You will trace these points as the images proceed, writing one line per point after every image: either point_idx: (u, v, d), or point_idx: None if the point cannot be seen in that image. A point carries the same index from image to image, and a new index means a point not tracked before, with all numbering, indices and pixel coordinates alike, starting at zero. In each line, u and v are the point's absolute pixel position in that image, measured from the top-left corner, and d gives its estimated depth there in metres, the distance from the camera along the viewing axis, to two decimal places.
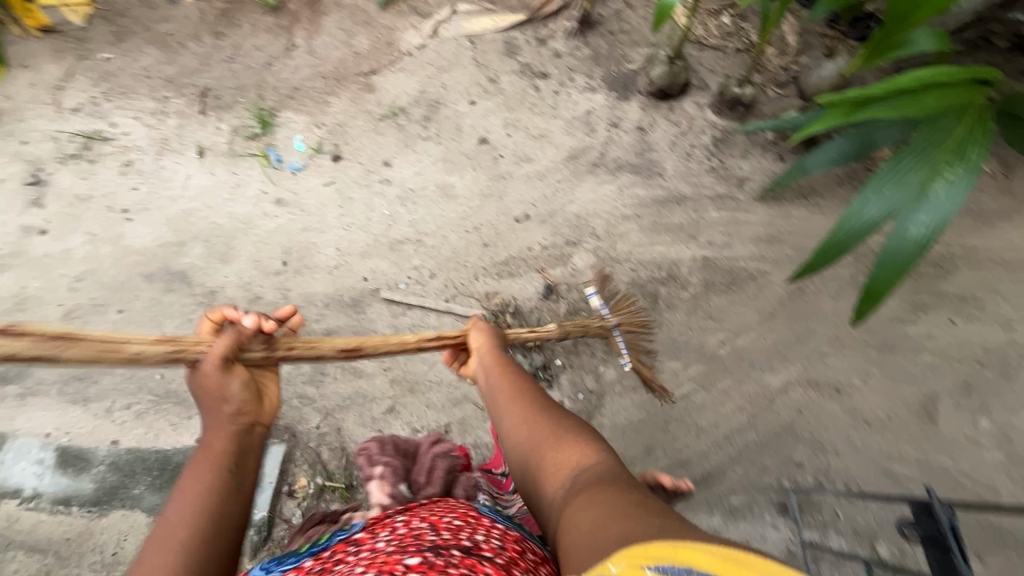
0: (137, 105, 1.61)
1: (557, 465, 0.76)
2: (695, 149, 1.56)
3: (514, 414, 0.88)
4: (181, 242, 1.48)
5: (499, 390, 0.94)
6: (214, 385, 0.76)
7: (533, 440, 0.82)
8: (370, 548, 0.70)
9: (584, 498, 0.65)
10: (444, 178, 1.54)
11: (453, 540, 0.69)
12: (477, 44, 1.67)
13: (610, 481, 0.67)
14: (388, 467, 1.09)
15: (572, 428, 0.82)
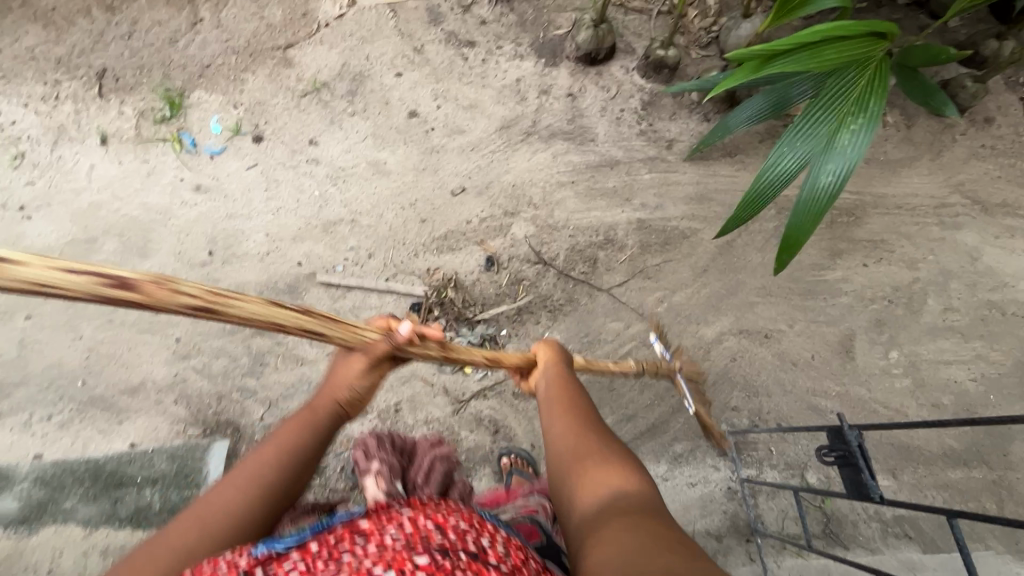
0: (25, 92, 1.47)
1: (591, 483, 0.62)
2: (625, 113, 1.57)
3: (559, 421, 0.75)
4: (92, 238, 1.38)
5: (551, 396, 0.82)
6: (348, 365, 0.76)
7: (570, 451, 0.69)
8: (378, 541, 0.55)
9: (620, 534, 0.51)
10: (375, 154, 1.49)
11: (461, 541, 0.56)
12: (399, 12, 1.61)
13: (652, 521, 0.53)
14: (386, 464, 1.03)
15: (619, 449, 0.68)
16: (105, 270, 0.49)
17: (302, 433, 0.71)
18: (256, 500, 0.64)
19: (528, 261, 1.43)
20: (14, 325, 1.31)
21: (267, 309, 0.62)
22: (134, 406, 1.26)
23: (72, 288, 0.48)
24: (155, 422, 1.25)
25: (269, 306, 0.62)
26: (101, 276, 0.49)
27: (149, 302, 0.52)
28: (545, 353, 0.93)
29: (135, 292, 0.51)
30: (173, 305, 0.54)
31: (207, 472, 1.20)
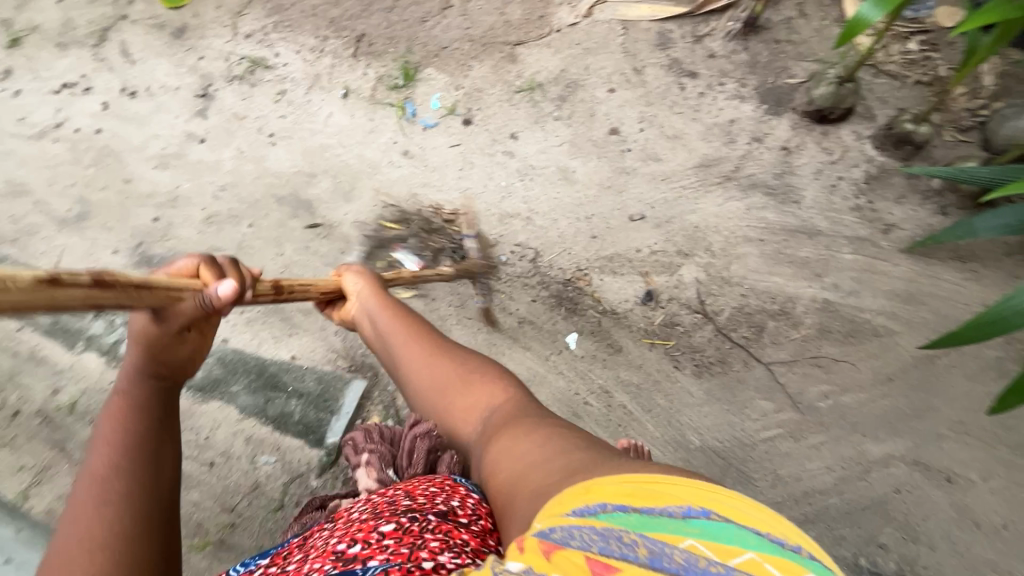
0: (299, 41, 1.74)
1: (468, 406, 0.85)
2: (842, 182, 1.41)
3: (415, 357, 0.92)
4: (313, 174, 1.59)
5: (390, 334, 0.97)
6: (157, 338, 0.71)
7: (438, 383, 0.89)
8: (345, 520, 0.75)
9: (501, 439, 0.74)
10: (567, 161, 1.51)
11: (428, 505, 0.73)
12: (630, 31, 1.61)
13: (515, 419, 0.77)
14: (374, 455, 1.12)
15: (471, 365, 0.90)
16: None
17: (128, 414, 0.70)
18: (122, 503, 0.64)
19: (687, 308, 1.36)
20: (239, 229, 1.55)
21: (54, 291, 0.49)
22: (303, 325, 1.43)
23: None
24: (315, 345, 1.41)
25: (49, 287, 0.49)
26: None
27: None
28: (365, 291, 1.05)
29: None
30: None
31: (341, 404, 1.33)
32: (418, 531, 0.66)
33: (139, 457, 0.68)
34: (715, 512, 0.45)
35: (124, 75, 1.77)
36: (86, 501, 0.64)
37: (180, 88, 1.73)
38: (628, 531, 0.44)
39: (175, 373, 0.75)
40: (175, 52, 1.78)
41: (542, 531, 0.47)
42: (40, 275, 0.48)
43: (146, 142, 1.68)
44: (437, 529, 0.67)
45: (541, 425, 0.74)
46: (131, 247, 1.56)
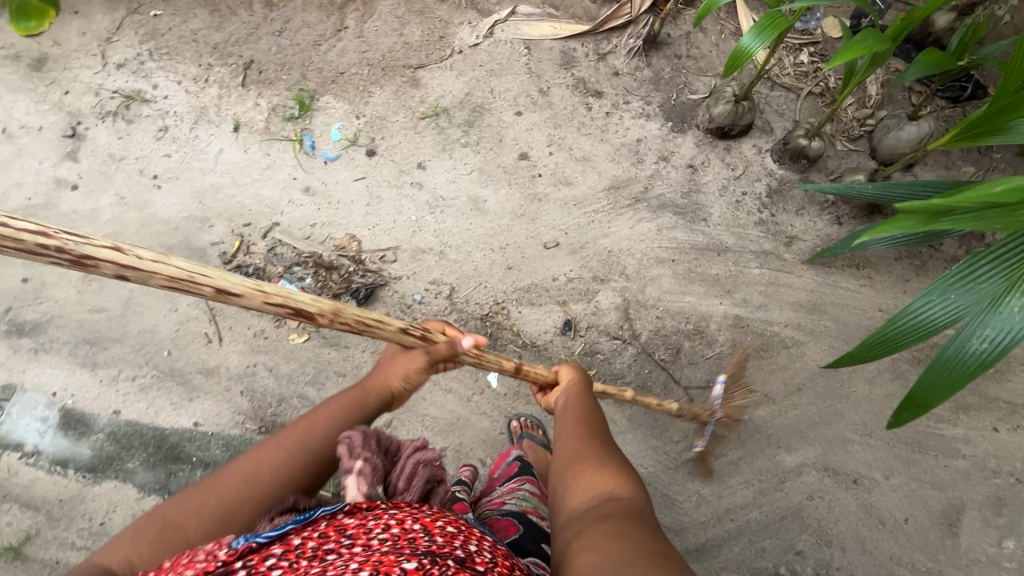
0: (181, 70, 1.59)
1: (582, 479, 0.68)
2: (746, 198, 1.44)
3: (570, 436, 0.79)
4: (205, 218, 1.46)
5: (565, 413, 0.87)
6: (407, 361, 0.84)
7: (573, 459, 0.73)
8: (363, 542, 0.55)
9: (599, 526, 0.57)
10: (478, 190, 1.47)
11: (449, 547, 0.55)
12: (533, 49, 1.57)
13: (633, 523, 0.56)
14: (371, 467, 0.71)
15: (620, 462, 0.71)
16: (293, 302, 0.66)
17: (349, 412, 0.78)
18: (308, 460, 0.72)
19: (607, 334, 1.36)
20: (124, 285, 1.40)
21: (397, 332, 0.80)
22: (204, 386, 1.32)
23: (268, 311, 0.66)
24: (219, 407, 1.30)
25: (398, 331, 0.80)
26: (287, 305, 0.66)
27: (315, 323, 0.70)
28: (571, 379, 0.98)
29: (310, 319, 0.69)
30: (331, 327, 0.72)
31: None
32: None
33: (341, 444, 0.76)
34: None
35: None
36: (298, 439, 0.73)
37: (44, 128, 1.55)
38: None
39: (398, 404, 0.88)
40: (36, 86, 1.59)
41: None
42: (398, 322, 0.79)
43: (8, 191, 1.49)
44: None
45: (656, 555, 0.51)
46: None
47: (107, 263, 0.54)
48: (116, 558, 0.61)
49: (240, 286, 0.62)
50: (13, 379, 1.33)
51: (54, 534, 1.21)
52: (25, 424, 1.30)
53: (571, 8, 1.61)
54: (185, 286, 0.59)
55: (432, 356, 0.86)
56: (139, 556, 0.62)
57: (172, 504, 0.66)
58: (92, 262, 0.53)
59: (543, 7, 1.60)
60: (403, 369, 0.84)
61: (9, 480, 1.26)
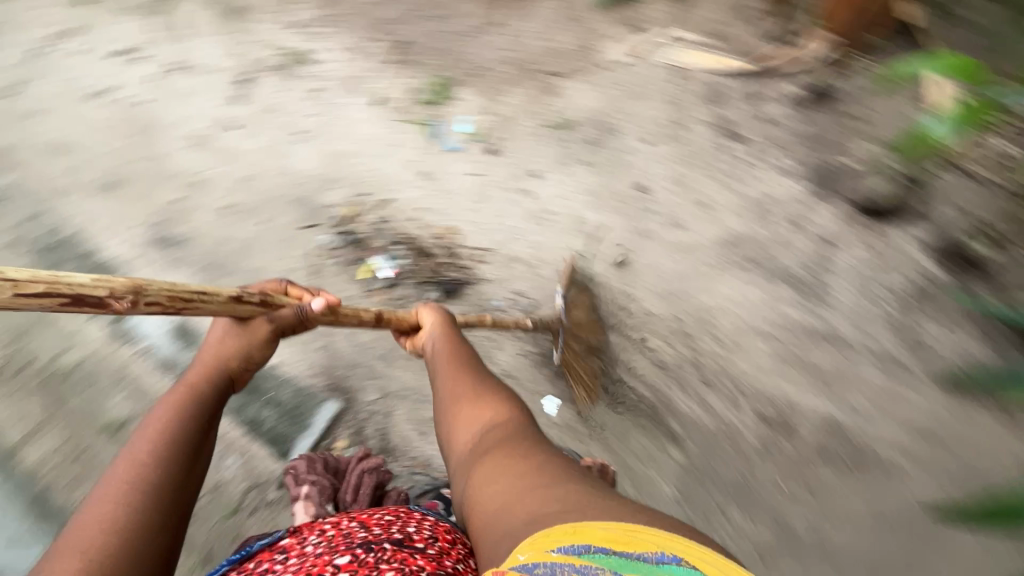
0: (344, 39, 1.71)
1: (470, 423, 0.76)
2: (881, 289, 1.26)
3: (444, 377, 0.87)
4: (330, 180, 1.58)
5: (434, 355, 0.93)
6: (249, 336, 0.82)
7: (452, 396, 0.82)
8: (297, 554, 0.71)
9: (491, 461, 0.65)
10: (584, 212, 1.43)
11: (384, 535, 0.71)
12: (682, 78, 1.48)
13: (515, 438, 0.68)
14: (315, 487, 1.12)
15: (491, 389, 0.82)
16: (78, 290, 0.57)
17: (182, 404, 0.74)
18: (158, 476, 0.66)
19: (678, 395, 1.28)
20: (251, 224, 1.56)
21: (229, 304, 0.77)
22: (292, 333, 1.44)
23: (34, 305, 0.55)
24: (299, 356, 1.41)
25: (231, 303, 0.77)
26: (72, 296, 0.57)
27: (115, 310, 0.63)
28: (434, 323, 1.03)
29: (95, 302, 0.60)
30: (137, 310, 0.65)
31: (312, 422, 1.37)
32: (372, 563, 0.63)
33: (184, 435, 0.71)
34: (685, 559, 0.44)
35: (176, 49, 1.80)
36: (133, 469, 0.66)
37: (224, 70, 1.74)
38: (605, 570, 0.42)
39: (240, 380, 0.84)
40: (226, 32, 1.79)
41: (522, 567, 0.44)
42: (226, 293, 0.76)
43: (184, 120, 1.71)
44: (391, 559, 0.65)
45: (535, 451, 0.65)
46: (151, 224, 1.60)
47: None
48: None
49: None
50: None
51: None
52: (150, 323, 1.49)
53: (735, 41, 1.50)
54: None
55: (278, 325, 0.84)
56: None
57: None
58: None
59: (705, 35, 1.51)
60: (236, 349, 0.82)
61: (127, 366, 1.46)
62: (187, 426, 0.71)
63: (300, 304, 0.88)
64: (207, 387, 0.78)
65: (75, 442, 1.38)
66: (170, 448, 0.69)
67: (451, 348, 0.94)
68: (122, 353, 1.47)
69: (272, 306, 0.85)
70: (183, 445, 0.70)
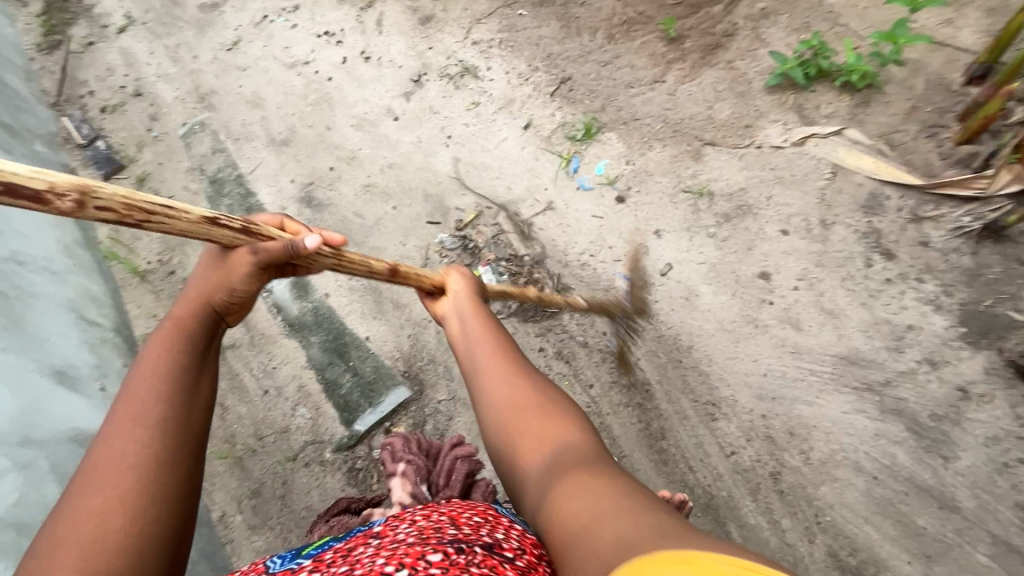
0: (513, 64, 1.82)
1: (535, 440, 0.67)
2: (1018, 465, 1.10)
3: (492, 370, 0.77)
4: (463, 186, 1.68)
5: (474, 342, 0.83)
6: (229, 269, 0.71)
7: (507, 397, 0.72)
8: (387, 541, 0.63)
9: (567, 485, 0.56)
10: (697, 283, 1.39)
11: (475, 537, 0.61)
12: (839, 178, 1.41)
13: (593, 462, 0.59)
14: (411, 466, 1.11)
15: (548, 395, 0.73)
16: (2, 178, 0.47)
17: (177, 344, 0.65)
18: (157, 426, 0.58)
19: (748, 502, 1.18)
20: (384, 207, 1.70)
21: (201, 226, 0.66)
22: (388, 315, 1.53)
23: None
24: (390, 336, 1.50)
25: (203, 224, 0.66)
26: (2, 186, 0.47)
27: (57, 211, 0.52)
28: (461, 289, 0.96)
29: (42, 200, 0.50)
30: (84, 215, 0.54)
31: (380, 402, 1.42)
32: (463, 566, 0.53)
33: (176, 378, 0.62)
34: None
35: (369, 41, 2.02)
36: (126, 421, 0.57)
37: (402, 67, 1.93)
38: None
39: (230, 314, 0.74)
40: (415, 35, 1.98)
41: None
42: (199, 213, 0.65)
43: (356, 102, 1.91)
44: (483, 565, 0.54)
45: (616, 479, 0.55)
46: (303, 184, 1.79)
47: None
48: None
49: None
50: None
51: (246, 354, 1.54)
52: None
53: (909, 153, 1.40)
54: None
55: (264, 258, 0.72)
56: None
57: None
58: None
59: (877, 140, 1.42)
60: (218, 282, 0.71)
61: None
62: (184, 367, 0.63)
63: (292, 239, 0.75)
64: (202, 330, 0.69)
65: None
66: (173, 391, 0.61)
67: (494, 338, 0.83)
68: None
69: (260, 237, 0.73)
70: (186, 386, 0.62)
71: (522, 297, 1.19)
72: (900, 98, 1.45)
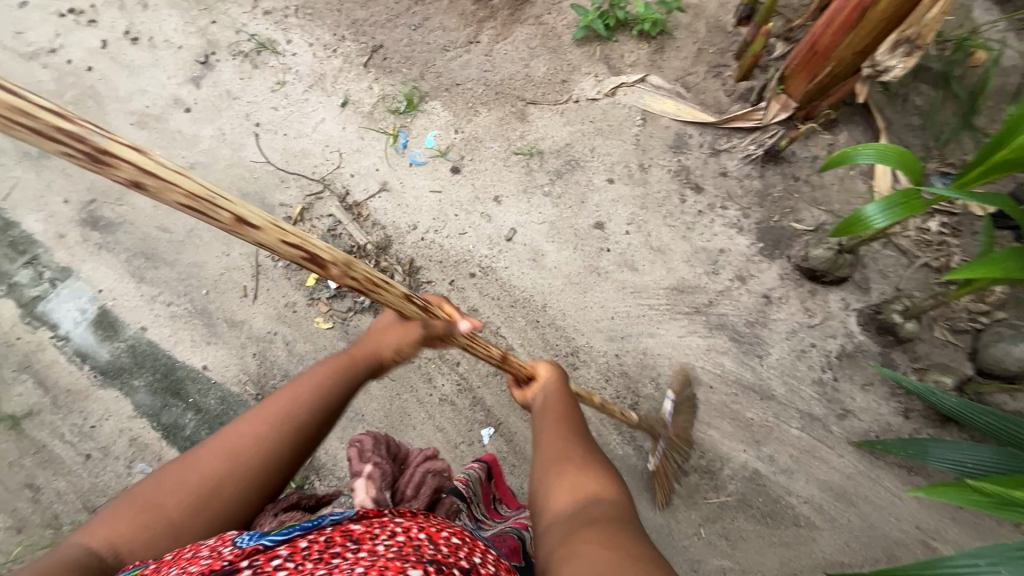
0: (316, 35, 1.65)
1: (569, 490, 0.64)
2: (813, 349, 1.33)
3: (550, 429, 0.79)
4: (285, 178, 1.51)
5: (545, 412, 0.85)
6: (405, 336, 0.77)
7: (553, 453, 0.72)
8: (369, 547, 0.55)
9: (583, 544, 0.53)
10: (542, 243, 1.43)
11: (453, 558, 0.57)
12: (649, 122, 1.51)
13: (621, 526, 0.56)
14: (379, 470, 1.00)
15: (595, 459, 0.71)
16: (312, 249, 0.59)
17: (332, 375, 0.73)
18: (287, 434, 0.69)
19: (615, 435, 1.29)
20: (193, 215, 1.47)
21: (400, 301, 0.74)
22: (224, 336, 1.37)
23: (281, 252, 0.58)
24: (231, 360, 1.35)
25: (404, 299, 0.74)
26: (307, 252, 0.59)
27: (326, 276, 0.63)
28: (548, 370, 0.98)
29: (321, 267, 0.62)
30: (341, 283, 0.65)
31: None
32: None
33: (322, 404, 0.71)
34: None
35: (133, 18, 1.69)
36: (271, 414, 0.69)
37: (183, 48, 1.65)
38: None
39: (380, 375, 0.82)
40: (191, 8, 1.69)
41: None
42: (403, 290, 0.73)
43: (133, 95, 1.60)
44: None
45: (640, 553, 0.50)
46: (82, 203, 1.48)
47: (125, 163, 0.45)
48: (98, 539, 0.61)
49: (261, 220, 0.55)
50: (68, 265, 1.42)
51: (51, 419, 1.29)
52: (66, 309, 1.38)
53: (702, 93, 1.54)
54: (200, 209, 0.50)
55: (429, 333, 0.79)
56: (122, 539, 0.61)
57: (151, 483, 0.65)
58: (113, 159, 0.44)
59: (675, 83, 1.54)
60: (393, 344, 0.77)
61: (36, 353, 1.34)
62: (336, 389, 0.73)
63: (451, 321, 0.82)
64: (349, 372, 0.75)
65: None
66: (319, 401, 0.71)
67: (565, 412, 0.85)
68: (32, 338, 1.36)
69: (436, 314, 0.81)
70: (322, 410, 0.71)
71: (591, 402, 1.09)
72: (688, 43, 1.58)
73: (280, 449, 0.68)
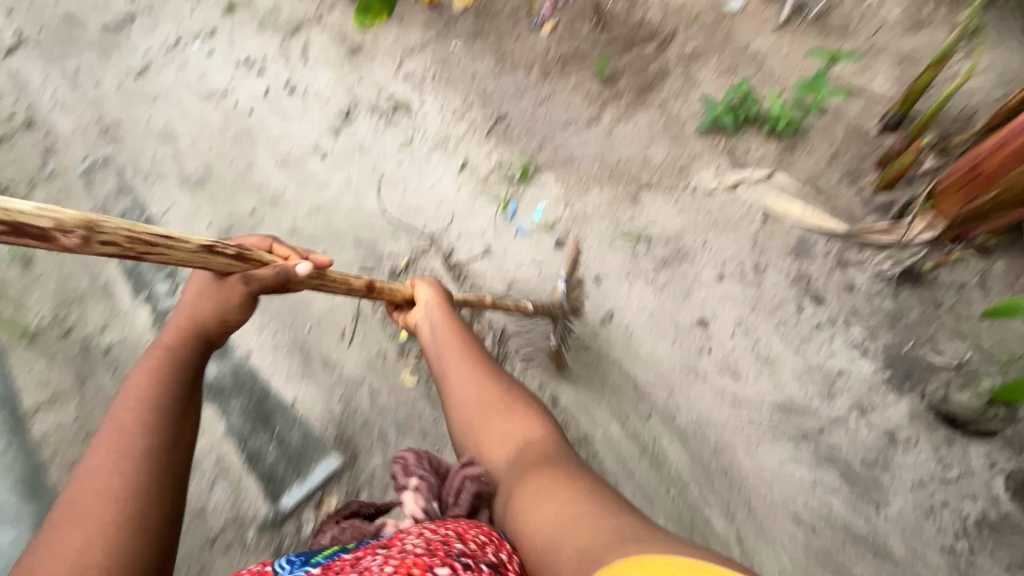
0: (447, 100, 1.76)
1: (503, 438, 0.80)
2: (944, 509, 1.14)
3: (460, 374, 0.90)
4: (398, 230, 1.59)
5: (446, 351, 0.95)
6: (226, 293, 0.75)
7: (477, 405, 0.85)
8: (396, 548, 0.59)
9: (536, 485, 0.67)
10: (638, 333, 1.37)
11: (480, 553, 0.58)
12: (769, 222, 1.44)
13: (555, 461, 0.72)
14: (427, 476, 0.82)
15: (518, 400, 0.86)
16: (9, 216, 0.46)
17: (173, 350, 0.74)
18: (155, 393, 0.69)
19: None
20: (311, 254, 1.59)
21: (198, 254, 0.65)
22: (317, 374, 1.43)
23: None
24: (318, 399, 1.40)
25: (200, 251, 0.65)
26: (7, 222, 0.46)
27: (61, 245, 0.51)
28: (428, 297, 1.07)
29: (38, 234, 0.49)
30: (89, 249, 0.53)
31: (308, 474, 1.30)
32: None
33: (177, 362, 0.73)
34: None
35: (293, 71, 1.90)
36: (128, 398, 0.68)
37: (330, 101, 1.83)
38: None
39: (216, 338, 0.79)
40: (343, 66, 1.88)
41: None
42: (197, 242, 0.64)
43: (281, 138, 1.79)
44: None
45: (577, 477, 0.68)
46: (221, 229, 1.65)
47: None
48: None
49: None
50: None
51: None
52: None
53: (833, 198, 1.44)
54: None
55: (257, 284, 0.75)
56: None
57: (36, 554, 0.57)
58: None
59: (802, 185, 1.46)
60: (213, 308, 0.76)
61: None
62: (187, 348, 0.76)
63: (284, 265, 0.77)
64: (188, 353, 0.75)
65: (82, 425, 1.36)
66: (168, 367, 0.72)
67: (462, 345, 0.95)
68: None
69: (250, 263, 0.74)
70: (184, 379, 0.72)
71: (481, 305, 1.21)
72: (822, 145, 1.50)
73: (152, 406, 0.67)
